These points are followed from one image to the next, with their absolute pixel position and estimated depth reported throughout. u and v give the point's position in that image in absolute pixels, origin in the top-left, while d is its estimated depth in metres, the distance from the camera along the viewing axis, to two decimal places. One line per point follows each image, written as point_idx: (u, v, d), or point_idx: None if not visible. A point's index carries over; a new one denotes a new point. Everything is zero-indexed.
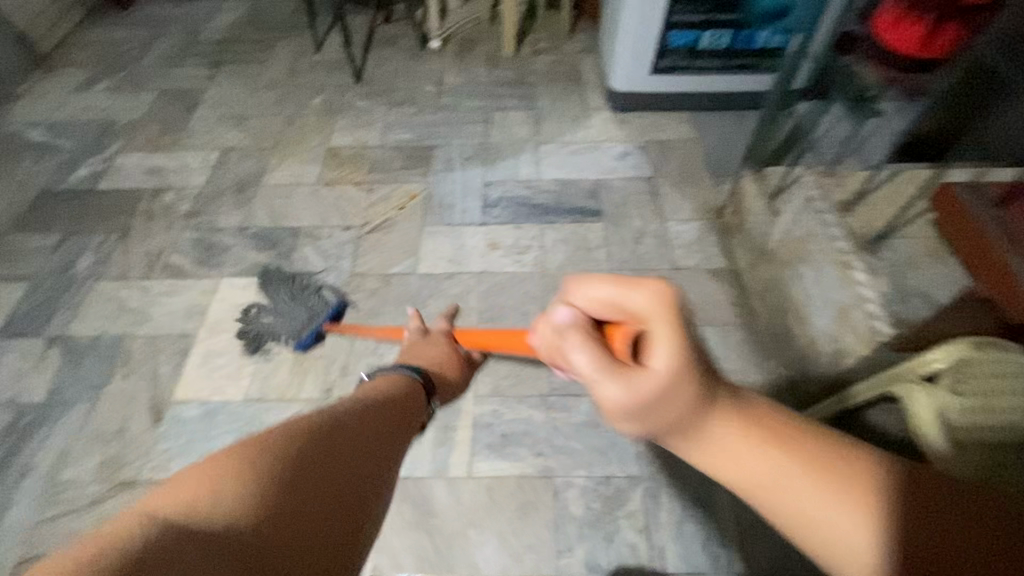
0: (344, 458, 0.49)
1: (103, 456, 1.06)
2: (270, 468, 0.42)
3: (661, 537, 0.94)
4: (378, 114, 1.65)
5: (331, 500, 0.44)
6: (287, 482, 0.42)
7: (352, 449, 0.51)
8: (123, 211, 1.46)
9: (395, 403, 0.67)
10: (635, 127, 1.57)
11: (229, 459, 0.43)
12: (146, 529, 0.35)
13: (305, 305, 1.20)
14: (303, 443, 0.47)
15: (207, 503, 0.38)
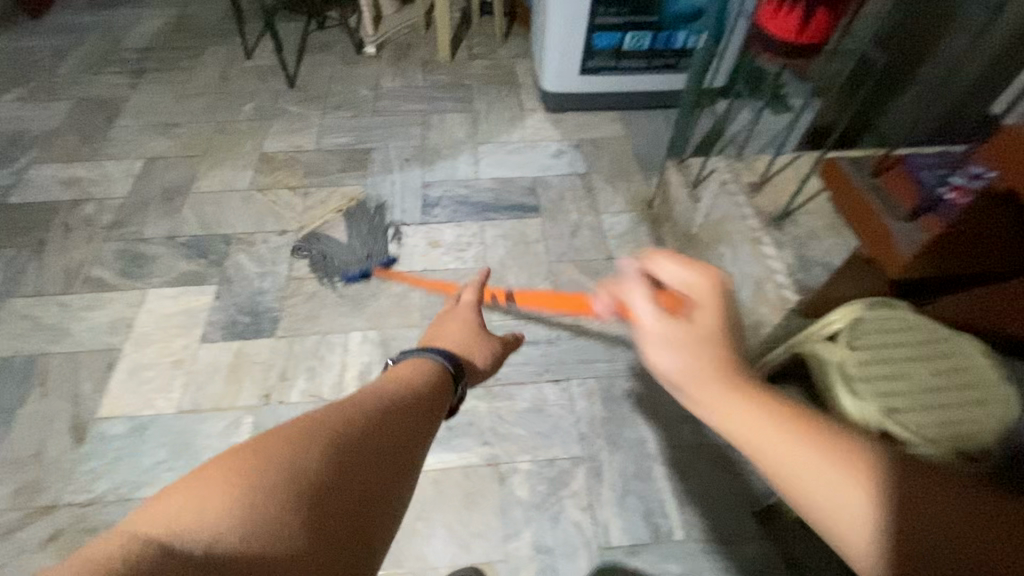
0: (390, 438, 0.49)
1: (19, 482, 0.99)
2: (299, 464, 0.41)
3: (605, 513, 0.97)
4: (312, 119, 1.64)
5: (369, 493, 0.43)
6: (320, 486, 0.40)
7: (390, 433, 0.49)
8: (36, 225, 1.37)
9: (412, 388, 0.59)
10: (569, 127, 1.63)
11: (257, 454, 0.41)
12: (140, 547, 0.32)
13: (368, 246, 1.32)
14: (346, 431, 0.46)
15: (210, 524, 0.35)
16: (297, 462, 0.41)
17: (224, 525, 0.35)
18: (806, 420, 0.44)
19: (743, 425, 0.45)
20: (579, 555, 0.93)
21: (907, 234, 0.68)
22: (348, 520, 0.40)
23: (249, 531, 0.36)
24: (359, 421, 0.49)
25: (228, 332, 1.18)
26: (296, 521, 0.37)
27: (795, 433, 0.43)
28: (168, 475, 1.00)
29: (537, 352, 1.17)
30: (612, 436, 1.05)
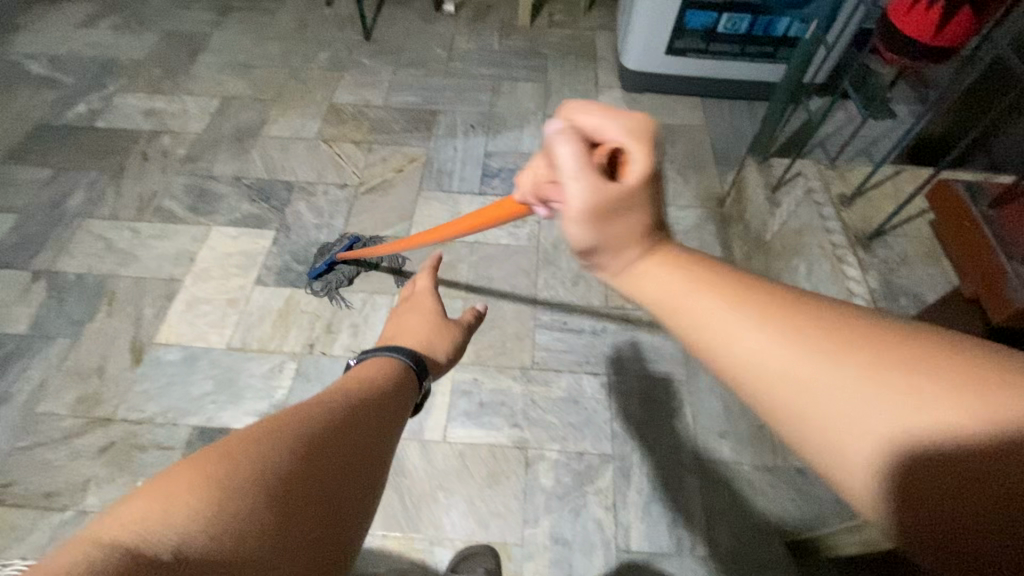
0: (355, 446, 0.49)
1: (82, 392, 1.06)
2: (259, 455, 0.41)
3: (628, 515, 0.94)
4: (384, 74, 1.62)
5: (337, 503, 0.43)
6: (285, 477, 0.40)
7: (362, 422, 0.53)
8: (118, 151, 1.44)
9: (393, 390, 0.64)
10: (645, 109, 1.53)
11: (223, 450, 0.41)
12: (104, 551, 0.31)
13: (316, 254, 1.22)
14: (323, 406, 0.51)
15: (183, 512, 0.35)
16: (256, 451, 0.41)
17: (207, 517, 0.35)
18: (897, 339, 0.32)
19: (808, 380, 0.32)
20: (596, 552, 0.91)
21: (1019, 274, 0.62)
22: (323, 521, 0.40)
23: (219, 527, 0.34)
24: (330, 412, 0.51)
25: (280, 278, 1.20)
26: (270, 521, 0.37)
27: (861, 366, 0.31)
28: (213, 406, 1.04)
29: (579, 342, 1.13)
30: (646, 439, 1.01)
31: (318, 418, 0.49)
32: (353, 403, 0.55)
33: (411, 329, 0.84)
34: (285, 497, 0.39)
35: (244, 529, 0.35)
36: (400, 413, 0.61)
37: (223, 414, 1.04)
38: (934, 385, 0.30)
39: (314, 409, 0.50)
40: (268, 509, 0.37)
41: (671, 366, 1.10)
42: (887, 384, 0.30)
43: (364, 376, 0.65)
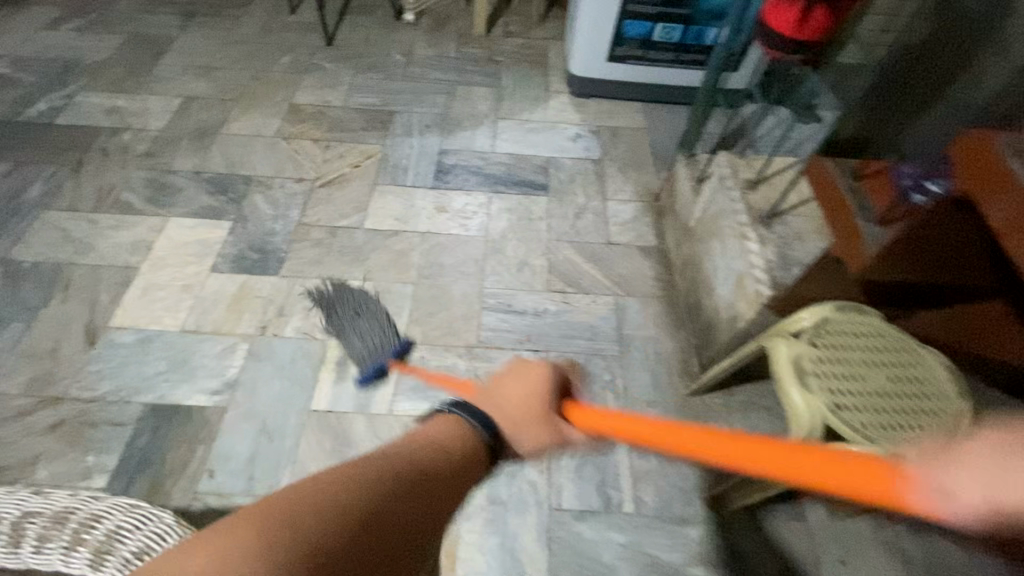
0: (397, 542, 0.50)
1: (33, 373, 1.08)
2: (308, 533, 0.44)
3: (560, 477, 1.01)
4: (344, 77, 1.69)
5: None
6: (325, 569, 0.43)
7: (416, 516, 0.54)
8: (78, 146, 1.47)
9: (452, 463, 0.63)
10: (590, 112, 1.64)
11: (287, 517, 0.45)
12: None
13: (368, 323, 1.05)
14: (387, 490, 0.53)
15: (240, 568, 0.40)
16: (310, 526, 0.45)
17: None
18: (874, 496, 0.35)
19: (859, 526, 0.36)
20: (529, 512, 0.97)
21: (872, 234, 0.69)
22: None
23: None
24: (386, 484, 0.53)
25: (236, 266, 1.25)
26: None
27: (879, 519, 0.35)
28: (165, 385, 1.08)
29: (522, 322, 1.20)
30: None
31: (375, 499, 0.51)
32: (415, 493, 0.55)
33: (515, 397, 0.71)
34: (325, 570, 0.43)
35: None
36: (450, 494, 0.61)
37: (174, 392, 1.07)
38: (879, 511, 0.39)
39: (380, 493, 0.52)
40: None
41: (606, 343, 1.17)
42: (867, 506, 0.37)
43: (440, 441, 0.65)
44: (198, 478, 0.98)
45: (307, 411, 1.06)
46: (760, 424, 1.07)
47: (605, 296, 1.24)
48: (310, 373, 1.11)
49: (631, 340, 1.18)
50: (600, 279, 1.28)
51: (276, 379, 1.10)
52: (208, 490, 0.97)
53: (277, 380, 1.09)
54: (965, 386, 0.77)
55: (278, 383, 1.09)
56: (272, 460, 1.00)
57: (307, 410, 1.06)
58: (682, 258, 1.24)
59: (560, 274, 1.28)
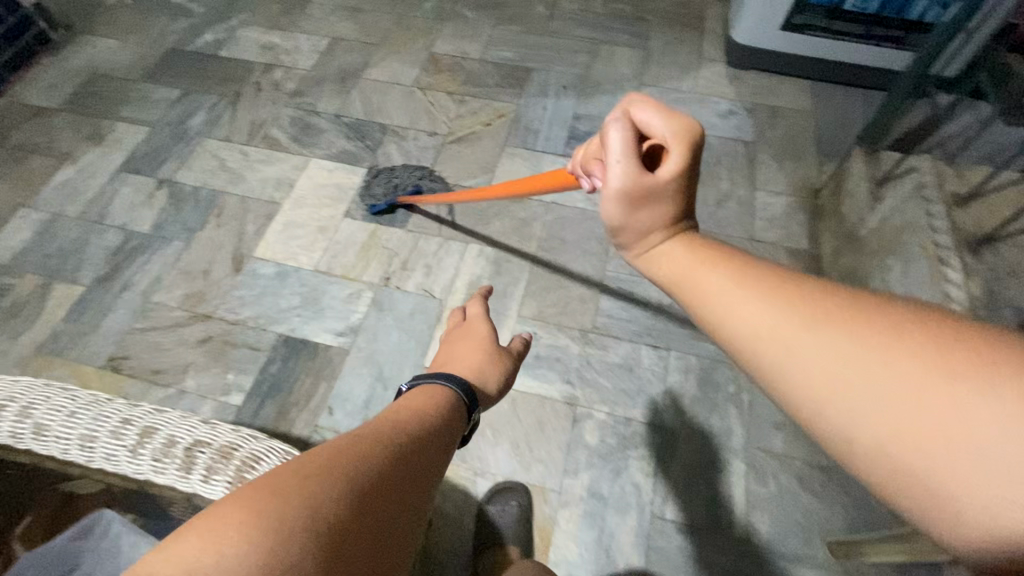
0: (407, 502, 0.45)
1: (189, 290, 1.20)
2: (316, 521, 0.37)
3: (666, 485, 0.95)
4: (484, 28, 1.63)
5: (388, 542, 0.42)
6: (340, 555, 0.37)
7: (415, 477, 0.47)
8: (237, 79, 1.56)
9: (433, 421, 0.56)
10: (748, 87, 1.45)
11: (275, 495, 0.37)
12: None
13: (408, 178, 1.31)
14: (373, 450, 0.46)
15: (230, 569, 0.33)
16: (308, 518, 0.37)
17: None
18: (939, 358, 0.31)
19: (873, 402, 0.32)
20: (630, 514, 0.93)
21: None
22: (382, 569, 0.40)
23: None
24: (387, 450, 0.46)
25: (366, 214, 1.28)
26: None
27: (930, 365, 0.30)
28: (297, 319, 1.15)
29: (643, 314, 1.13)
30: (697, 416, 1.01)
31: (371, 463, 0.44)
32: (415, 440, 0.51)
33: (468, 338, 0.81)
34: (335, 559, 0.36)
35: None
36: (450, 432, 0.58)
37: (304, 328, 1.14)
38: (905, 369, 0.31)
39: (376, 451, 0.46)
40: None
41: None
42: (943, 370, 0.30)
43: (425, 401, 0.59)
44: (319, 412, 1.05)
45: (420, 368, 1.08)
46: None
47: None
48: (426, 331, 1.13)
49: None
50: None
51: (395, 332, 1.12)
52: (326, 426, 1.03)
53: (396, 332, 1.12)
54: None
55: (396, 336, 1.12)
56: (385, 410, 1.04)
57: (420, 367, 1.08)
58: (839, 271, 1.08)
59: None
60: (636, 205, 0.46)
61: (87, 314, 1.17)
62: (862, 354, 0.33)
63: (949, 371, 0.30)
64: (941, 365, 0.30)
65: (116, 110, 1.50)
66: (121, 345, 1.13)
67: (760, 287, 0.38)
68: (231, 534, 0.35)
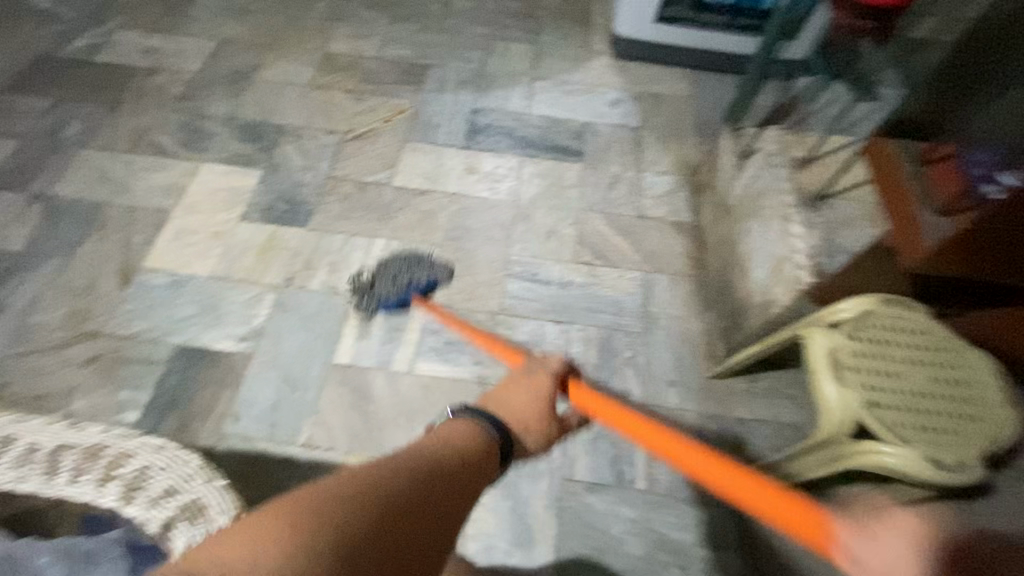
0: (422, 529, 0.50)
1: (71, 308, 1.12)
2: (316, 537, 0.43)
3: (575, 449, 1.01)
4: (380, 27, 1.64)
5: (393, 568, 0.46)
6: (347, 559, 0.43)
7: (432, 501, 0.53)
8: (115, 86, 1.47)
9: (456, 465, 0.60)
10: (632, 76, 1.56)
11: (294, 524, 0.44)
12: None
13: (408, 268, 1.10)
14: (398, 480, 0.52)
15: (261, 565, 0.40)
16: (315, 536, 0.43)
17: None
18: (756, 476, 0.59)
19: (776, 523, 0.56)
20: (542, 480, 0.98)
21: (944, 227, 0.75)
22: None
23: None
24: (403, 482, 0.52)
25: (265, 217, 1.25)
26: None
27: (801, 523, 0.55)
28: (195, 328, 1.11)
29: (546, 291, 1.18)
30: (600, 382, 1.07)
31: (383, 483, 0.51)
32: (441, 473, 0.56)
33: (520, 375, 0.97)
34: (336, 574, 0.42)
35: None
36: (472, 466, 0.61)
37: (203, 336, 1.10)
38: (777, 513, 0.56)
39: (394, 483, 0.51)
40: None
41: (631, 319, 1.14)
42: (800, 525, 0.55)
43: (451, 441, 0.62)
44: (224, 420, 1.02)
45: (328, 364, 1.08)
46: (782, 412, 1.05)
47: (634, 270, 1.20)
48: (333, 327, 1.12)
49: (657, 319, 1.15)
50: (629, 253, 1.23)
51: (302, 331, 1.11)
52: (233, 434, 1.00)
53: (302, 332, 1.11)
54: (1012, 392, 0.73)
55: (303, 336, 1.11)
56: (294, 410, 1.03)
57: (328, 363, 1.08)
58: (716, 237, 1.19)
59: (588, 246, 1.24)
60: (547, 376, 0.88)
61: None
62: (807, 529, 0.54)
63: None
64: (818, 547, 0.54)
65: None
66: None
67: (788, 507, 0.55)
68: (240, 556, 0.41)
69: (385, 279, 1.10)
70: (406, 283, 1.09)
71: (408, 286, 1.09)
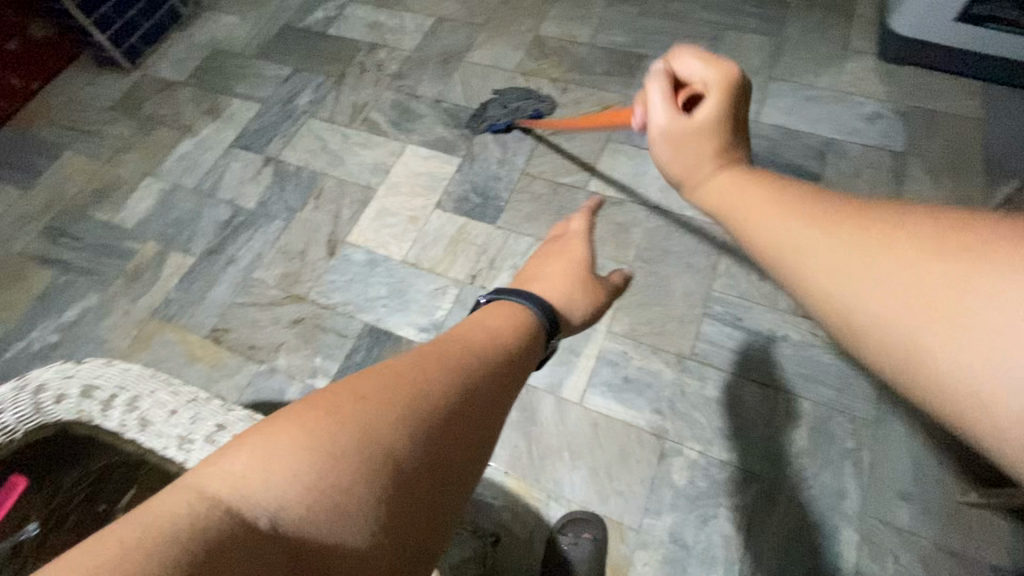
0: (468, 425, 0.43)
1: (286, 269, 1.23)
2: (369, 434, 0.38)
3: (762, 544, 0.86)
4: (596, 8, 1.52)
5: (447, 450, 0.41)
6: (399, 464, 0.37)
7: (477, 398, 0.46)
8: (343, 59, 1.57)
9: (495, 342, 0.54)
10: (902, 86, 1.24)
11: (329, 412, 0.39)
12: (203, 509, 0.33)
13: (519, 103, 1.36)
14: (422, 368, 0.45)
15: (290, 479, 0.35)
16: (355, 427, 0.38)
17: (288, 492, 0.35)
18: (942, 227, 0.32)
19: (965, 319, 0.29)
20: (716, 569, 0.85)
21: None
22: (429, 494, 0.38)
23: (312, 502, 0.35)
24: (447, 373, 0.45)
25: (459, 207, 1.24)
26: (366, 515, 0.35)
27: (1002, 266, 0.29)
28: (383, 310, 1.15)
29: (752, 345, 1.01)
30: (805, 471, 0.89)
31: (430, 380, 0.44)
32: (483, 367, 0.49)
33: (562, 265, 0.76)
34: (394, 476, 0.37)
35: (348, 497, 0.35)
36: (519, 356, 0.55)
37: (390, 319, 1.14)
38: (988, 265, 0.29)
39: (426, 373, 0.44)
40: (376, 490, 0.36)
41: (859, 402, 0.93)
42: (1006, 262, 0.28)
43: (485, 326, 0.57)
44: None
45: None
46: None
47: None
48: None
49: (894, 409, 0.92)
50: None
51: None
52: None
53: None
54: None
55: None
56: None
57: None
58: None
59: None
60: (675, 143, 0.79)
61: (195, 284, 1.24)
62: (984, 287, 0.29)
63: (973, 261, 0.30)
64: (952, 251, 0.31)
65: (231, 85, 1.57)
66: (222, 318, 1.19)
67: (971, 268, 0.30)
68: (288, 441, 0.37)
69: (497, 106, 1.35)
70: (517, 111, 1.33)
71: (519, 112, 1.33)
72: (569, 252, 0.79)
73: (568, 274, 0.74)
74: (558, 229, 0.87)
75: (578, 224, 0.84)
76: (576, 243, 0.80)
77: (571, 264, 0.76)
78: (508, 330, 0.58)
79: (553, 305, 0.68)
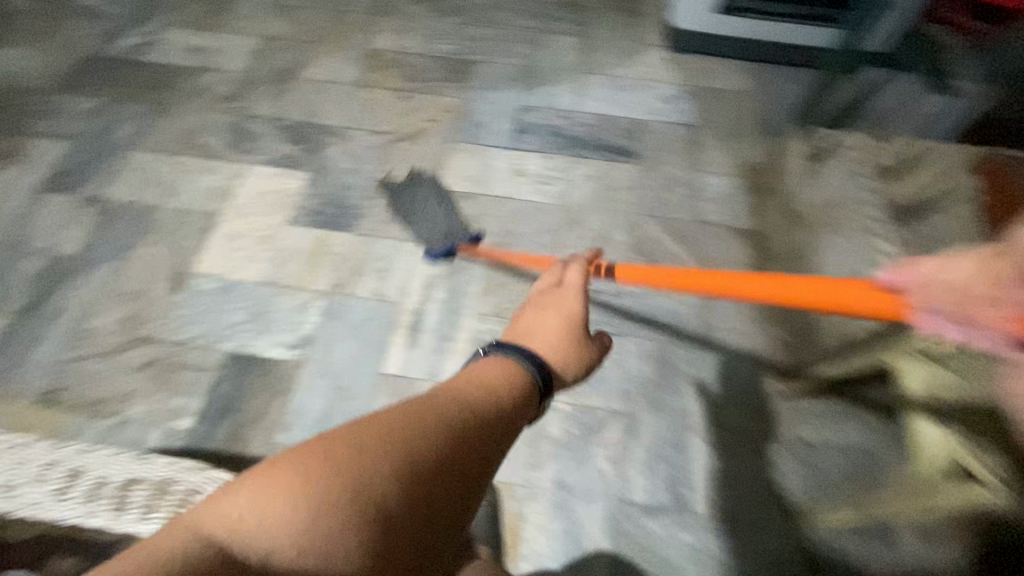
0: (455, 483, 0.48)
1: (127, 312, 1.13)
2: (361, 489, 0.43)
3: (631, 469, 0.97)
4: (423, 20, 1.60)
5: (432, 502, 0.46)
6: (383, 517, 0.43)
7: (466, 456, 0.49)
8: (164, 85, 1.48)
9: (493, 395, 0.55)
10: (687, 71, 1.48)
11: (332, 463, 0.44)
12: (194, 537, 0.39)
13: (450, 215, 1.15)
14: (428, 421, 0.49)
15: (290, 518, 0.42)
16: (345, 484, 0.43)
17: (288, 533, 0.41)
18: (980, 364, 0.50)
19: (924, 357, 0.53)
20: (597, 501, 0.95)
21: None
22: (414, 538, 0.45)
23: (306, 543, 0.41)
24: (440, 428, 0.49)
25: (313, 220, 1.23)
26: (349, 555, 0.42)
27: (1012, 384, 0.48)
28: (246, 335, 1.11)
29: (601, 302, 1.14)
30: (657, 398, 1.03)
31: (424, 435, 0.48)
32: (476, 427, 0.51)
33: (549, 323, 0.68)
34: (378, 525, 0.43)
35: (335, 537, 0.42)
36: (511, 408, 0.56)
37: (254, 342, 1.10)
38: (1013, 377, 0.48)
39: (427, 430, 0.48)
40: (361, 536, 0.42)
41: (690, 332, 1.09)
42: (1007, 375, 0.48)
43: (487, 377, 0.58)
44: (276, 430, 1.01)
45: (377, 374, 1.06)
46: (853, 434, 0.99)
47: None
48: (380, 336, 1.10)
49: (717, 332, 1.09)
50: (687, 262, 1.18)
51: (351, 339, 1.10)
52: (285, 444, 1.00)
53: (350, 340, 1.10)
54: None
55: (352, 344, 1.09)
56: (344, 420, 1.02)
57: (377, 373, 1.06)
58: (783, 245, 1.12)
59: (643, 253, 1.19)
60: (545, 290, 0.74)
61: (13, 346, 1.09)
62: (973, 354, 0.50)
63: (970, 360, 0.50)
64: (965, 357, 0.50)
65: (30, 124, 1.40)
66: (54, 377, 1.06)
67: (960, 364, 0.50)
68: (286, 484, 0.43)
69: (425, 220, 1.15)
70: (451, 232, 1.13)
71: (455, 234, 1.13)
72: (563, 309, 0.70)
73: (567, 332, 0.68)
74: (549, 276, 0.77)
75: (574, 275, 0.75)
76: (571, 295, 0.72)
77: (567, 321, 0.68)
78: (492, 390, 0.56)
79: (546, 362, 0.64)
